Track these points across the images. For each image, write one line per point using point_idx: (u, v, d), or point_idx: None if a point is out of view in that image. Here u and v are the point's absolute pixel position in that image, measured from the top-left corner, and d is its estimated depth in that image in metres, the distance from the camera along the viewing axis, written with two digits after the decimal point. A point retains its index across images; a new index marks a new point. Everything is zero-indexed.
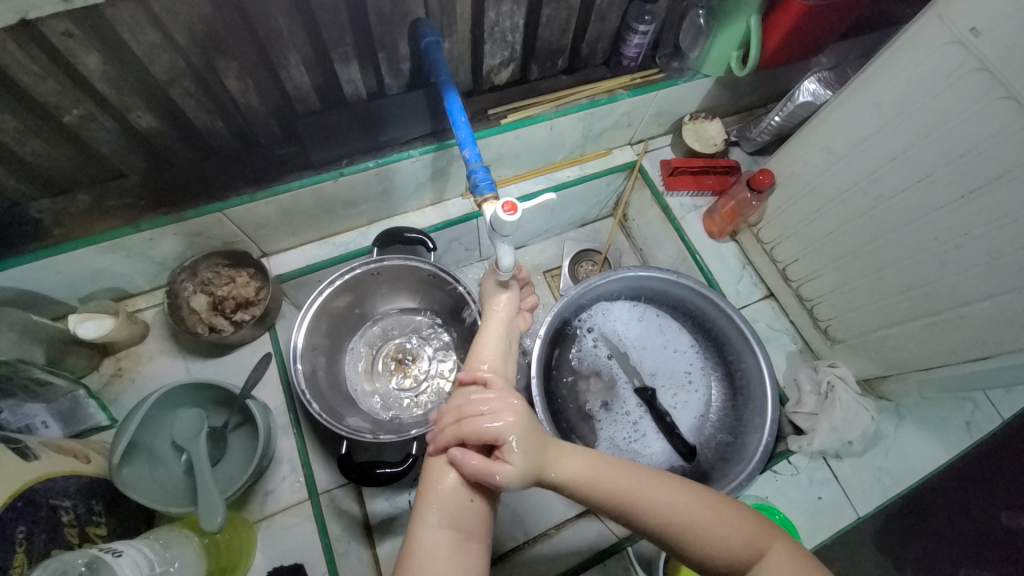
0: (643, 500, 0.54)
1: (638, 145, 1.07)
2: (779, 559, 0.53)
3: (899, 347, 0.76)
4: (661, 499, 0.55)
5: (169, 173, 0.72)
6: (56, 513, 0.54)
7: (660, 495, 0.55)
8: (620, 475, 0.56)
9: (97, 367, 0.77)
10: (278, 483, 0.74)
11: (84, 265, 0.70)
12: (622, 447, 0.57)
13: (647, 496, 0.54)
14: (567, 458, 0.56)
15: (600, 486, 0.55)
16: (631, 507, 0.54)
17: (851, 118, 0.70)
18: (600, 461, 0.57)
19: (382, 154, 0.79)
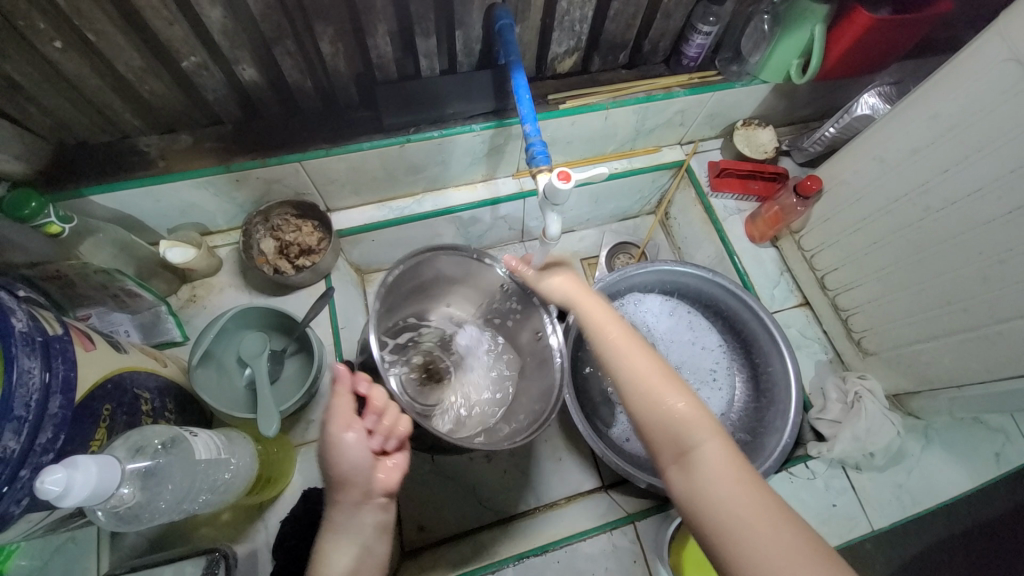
0: (630, 364, 0.61)
1: (688, 146, 1.09)
2: (719, 459, 0.54)
3: (934, 362, 0.76)
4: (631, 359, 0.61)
5: (258, 124, 0.81)
6: (137, 401, 0.61)
7: (642, 365, 0.61)
8: (666, 382, 0.59)
9: (175, 291, 0.87)
10: (318, 414, 0.81)
11: (179, 198, 0.80)
12: (699, 427, 0.56)
13: (627, 354, 0.62)
14: (594, 299, 0.69)
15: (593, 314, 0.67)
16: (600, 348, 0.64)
17: (906, 129, 0.71)
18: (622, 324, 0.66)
19: (445, 126, 0.85)
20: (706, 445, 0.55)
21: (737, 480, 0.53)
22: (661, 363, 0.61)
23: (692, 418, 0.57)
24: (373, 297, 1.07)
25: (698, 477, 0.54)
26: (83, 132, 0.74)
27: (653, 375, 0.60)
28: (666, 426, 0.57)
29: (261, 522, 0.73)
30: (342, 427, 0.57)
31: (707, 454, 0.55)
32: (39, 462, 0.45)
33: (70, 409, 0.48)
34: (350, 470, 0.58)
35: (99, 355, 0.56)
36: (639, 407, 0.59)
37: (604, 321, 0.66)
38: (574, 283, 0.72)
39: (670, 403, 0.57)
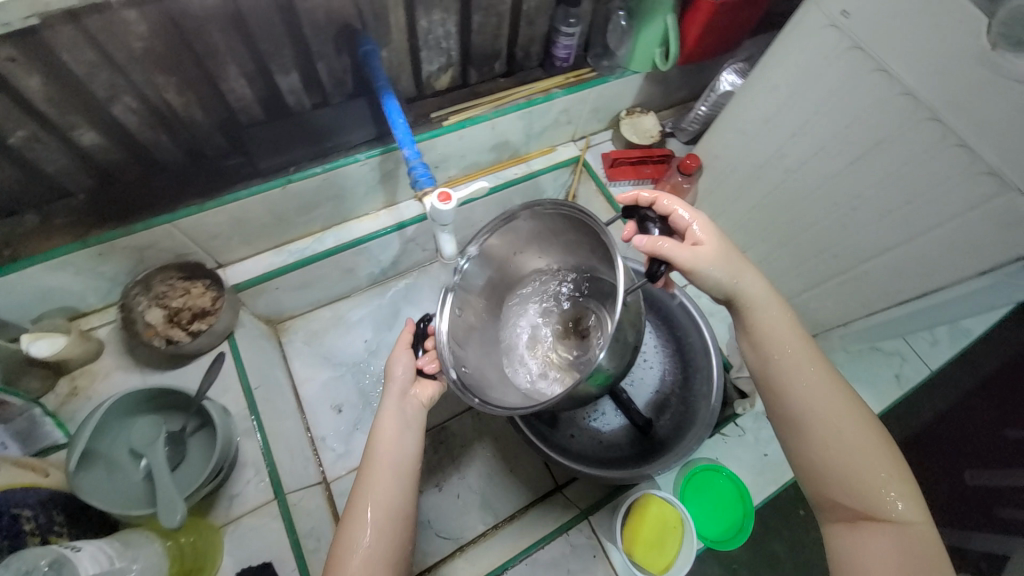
0: (830, 415, 0.58)
1: (581, 141, 1.13)
2: (920, 532, 0.52)
3: (821, 306, 0.83)
4: (837, 404, 0.58)
5: (117, 189, 0.74)
6: (16, 521, 0.54)
7: (830, 410, 0.58)
8: (873, 435, 0.57)
9: (52, 387, 0.77)
10: (242, 486, 0.75)
11: (34, 285, 0.71)
12: (896, 500, 0.53)
13: (820, 401, 0.58)
14: (773, 309, 0.64)
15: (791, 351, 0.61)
16: (783, 403, 0.60)
17: (756, 102, 0.78)
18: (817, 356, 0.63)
19: (328, 160, 0.81)
20: (904, 515, 0.53)
21: (919, 532, 0.52)
22: (858, 410, 0.58)
23: (895, 487, 0.54)
24: (291, 346, 1.01)
25: (876, 537, 0.52)
26: None
27: (848, 416, 0.57)
28: (856, 486, 0.55)
29: None
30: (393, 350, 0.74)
31: (912, 528, 0.52)
32: None
33: None
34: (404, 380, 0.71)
35: None
36: (804, 452, 0.58)
37: (799, 359, 0.61)
38: (721, 258, 0.64)
39: (843, 462, 0.56)
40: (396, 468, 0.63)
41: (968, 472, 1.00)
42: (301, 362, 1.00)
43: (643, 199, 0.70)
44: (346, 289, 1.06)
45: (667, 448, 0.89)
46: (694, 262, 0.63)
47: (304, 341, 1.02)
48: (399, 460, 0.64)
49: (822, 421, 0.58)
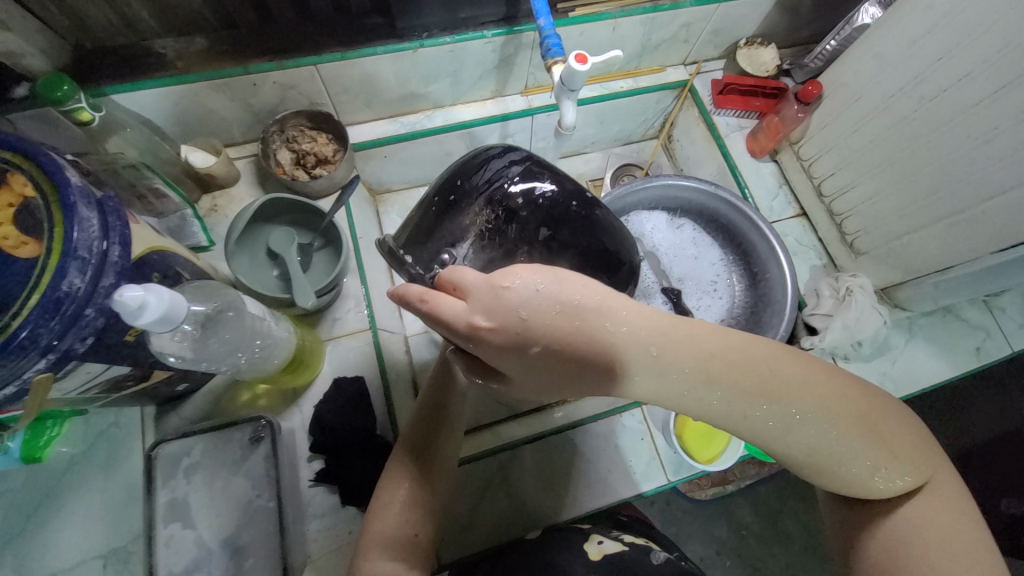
0: (834, 444, 0.48)
1: (691, 66, 1.11)
2: (945, 505, 0.52)
3: (920, 252, 0.81)
4: (829, 422, 0.48)
5: (272, 29, 0.81)
6: (180, 279, 0.64)
7: (757, 408, 0.47)
8: (827, 396, 0.48)
9: (196, 201, 0.89)
10: (344, 313, 0.85)
11: (197, 102, 0.81)
12: (924, 471, 0.51)
13: (830, 430, 0.48)
14: (592, 293, 0.46)
15: (701, 335, 0.48)
16: (777, 441, 0.49)
17: (905, 24, 0.74)
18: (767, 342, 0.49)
19: (458, 32, 0.85)
20: (921, 509, 0.52)
21: (954, 509, 0.52)
22: (805, 375, 0.48)
23: (915, 476, 0.51)
24: (386, 217, 1.10)
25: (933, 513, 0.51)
26: (102, 33, 0.74)
27: (809, 384, 0.48)
28: (859, 481, 0.50)
29: (295, 406, 0.78)
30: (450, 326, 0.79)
31: (934, 498, 0.52)
32: (103, 303, 0.49)
33: (129, 261, 0.51)
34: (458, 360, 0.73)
35: (141, 231, 0.59)
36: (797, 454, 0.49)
37: (724, 409, 0.48)
38: (559, 291, 0.46)
39: (868, 462, 0.49)
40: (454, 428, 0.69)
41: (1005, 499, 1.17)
42: (393, 232, 1.09)
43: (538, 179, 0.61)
44: (441, 175, 1.12)
45: None
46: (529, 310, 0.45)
47: (399, 215, 1.11)
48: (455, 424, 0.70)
49: (844, 450, 0.48)
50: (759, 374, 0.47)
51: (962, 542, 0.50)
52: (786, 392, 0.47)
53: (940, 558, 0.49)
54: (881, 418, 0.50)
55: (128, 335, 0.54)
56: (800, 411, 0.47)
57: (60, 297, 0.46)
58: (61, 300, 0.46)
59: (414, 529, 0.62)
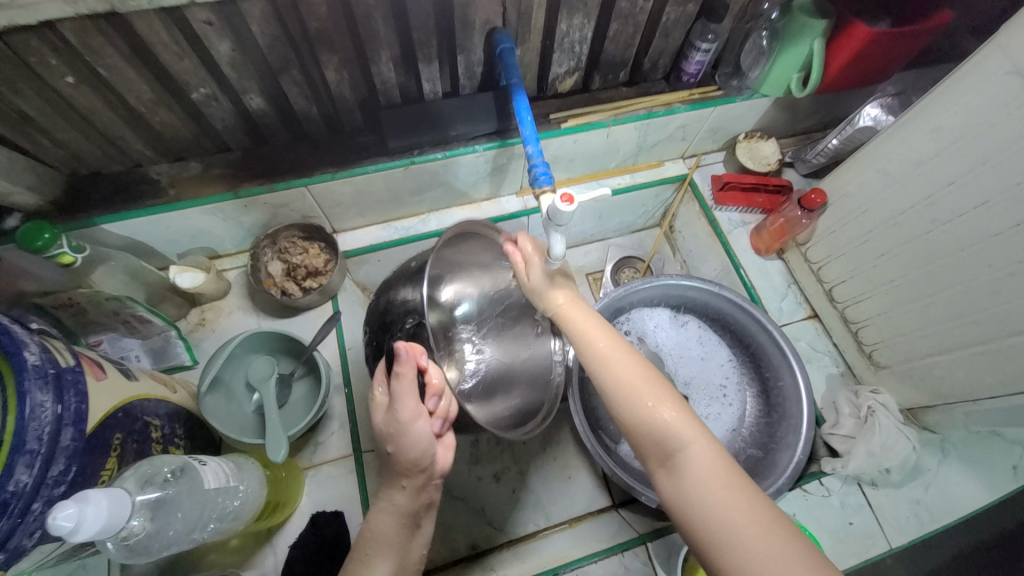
0: (625, 380, 0.61)
1: (691, 159, 1.09)
2: (709, 461, 0.56)
3: (947, 376, 0.75)
4: (658, 401, 0.59)
5: (265, 150, 0.82)
6: (148, 428, 0.62)
7: (625, 370, 0.62)
8: (633, 371, 0.62)
9: (185, 315, 0.89)
10: (327, 437, 0.81)
11: (188, 224, 0.81)
12: (685, 432, 0.57)
13: (629, 382, 0.61)
14: (573, 307, 0.69)
15: (574, 322, 0.68)
16: (606, 393, 0.63)
17: (909, 143, 0.71)
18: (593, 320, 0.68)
19: (449, 148, 0.86)
20: (694, 450, 0.57)
21: (717, 466, 0.55)
22: (644, 368, 0.63)
23: (681, 425, 0.58)
24: None
25: (689, 480, 0.55)
26: (97, 163, 0.76)
27: (631, 379, 0.61)
28: (669, 447, 0.57)
29: (269, 547, 0.73)
30: (418, 422, 0.56)
31: (692, 460, 0.56)
32: (51, 494, 0.46)
33: (82, 441, 0.49)
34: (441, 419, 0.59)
35: (109, 384, 0.57)
36: (628, 423, 0.60)
37: (594, 361, 0.64)
38: (552, 277, 0.71)
39: (658, 414, 0.58)
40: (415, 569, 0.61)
41: None
42: None
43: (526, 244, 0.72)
44: None
45: None
46: (540, 297, 0.71)
47: None
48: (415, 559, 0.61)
49: (635, 405, 0.60)
50: (625, 358, 0.63)
51: (738, 501, 0.53)
52: (637, 389, 0.60)
53: (711, 511, 0.53)
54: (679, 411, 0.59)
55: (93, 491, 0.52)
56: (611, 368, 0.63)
57: (5, 499, 0.43)
58: (7, 502, 0.43)
59: None
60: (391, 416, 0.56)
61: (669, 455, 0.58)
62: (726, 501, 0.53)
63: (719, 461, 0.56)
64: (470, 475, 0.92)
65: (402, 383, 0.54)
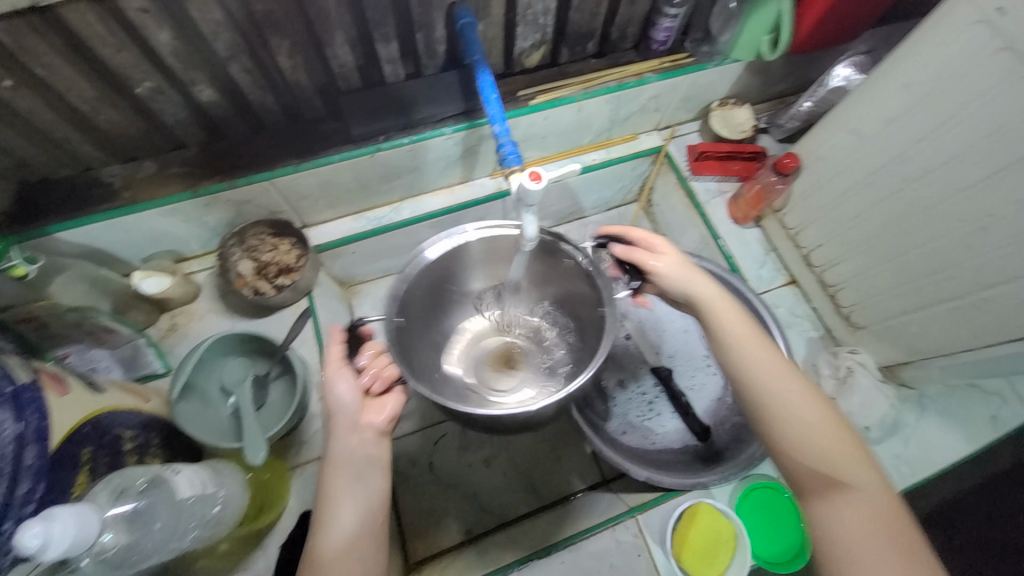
0: (790, 396, 0.57)
1: (665, 131, 1.08)
2: (869, 496, 0.53)
3: (922, 332, 0.76)
4: (818, 420, 0.56)
5: (223, 145, 0.79)
6: (119, 440, 0.60)
7: (786, 385, 0.57)
8: (808, 388, 0.57)
9: (156, 321, 0.86)
10: (311, 434, 0.80)
11: (149, 226, 0.78)
12: (847, 464, 0.54)
13: (802, 404, 0.56)
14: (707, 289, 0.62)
15: (717, 313, 0.61)
16: (762, 411, 0.57)
17: (880, 101, 0.71)
18: (735, 312, 0.62)
19: (415, 131, 0.83)
20: (856, 483, 0.53)
21: (882, 490, 0.53)
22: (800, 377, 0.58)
23: (845, 455, 0.55)
24: (359, 310, 1.06)
25: (844, 509, 0.52)
26: (42, 168, 0.72)
27: (782, 390, 0.57)
28: (836, 474, 0.54)
29: (259, 550, 0.72)
30: (335, 372, 0.61)
31: (856, 491, 0.53)
32: (20, 514, 0.44)
33: (47, 458, 0.47)
34: (369, 408, 0.61)
35: (74, 398, 0.55)
36: (780, 441, 0.56)
37: (743, 367, 0.59)
38: (682, 262, 0.65)
39: (812, 437, 0.55)
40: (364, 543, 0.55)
41: None
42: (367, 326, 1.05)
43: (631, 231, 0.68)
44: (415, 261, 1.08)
45: (725, 458, 0.85)
46: (671, 280, 0.64)
47: (372, 308, 1.07)
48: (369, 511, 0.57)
49: (801, 424, 0.56)
50: (781, 362, 0.59)
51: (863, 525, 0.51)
52: (789, 408, 0.56)
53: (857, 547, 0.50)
54: (840, 434, 0.56)
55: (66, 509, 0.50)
56: (759, 373, 0.58)
57: None
58: None
59: None
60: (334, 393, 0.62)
61: (831, 480, 0.54)
62: (861, 537, 0.51)
63: (885, 491, 0.53)
64: (461, 463, 0.92)
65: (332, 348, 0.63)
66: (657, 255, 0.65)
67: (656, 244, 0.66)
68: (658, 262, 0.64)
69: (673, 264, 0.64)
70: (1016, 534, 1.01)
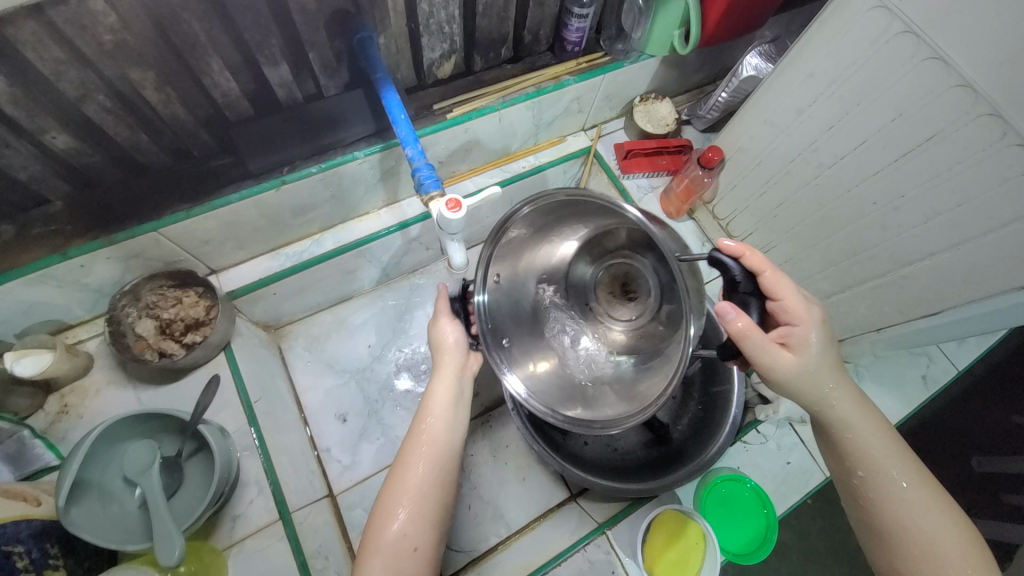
0: (913, 514, 0.55)
1: (592, 130, 1.06)
2: (959, 541, 0.53)
3: (853, 310, 0.79)
4: (898, 469, 0.56)
5: (97, 195, 0.68)
6: (8, 559, 0.53)
7: (868, 432, 0.57)
8: (882, 433, 0.57)
9: (41, 406, 0.74)
10: (245, 507, 0.71)
11: (13, 300, 0.66)
12: (940, 512, 0.55)
13: (926, 523, 0.54)
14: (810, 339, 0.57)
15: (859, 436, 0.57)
16: (888, 535, 0.56)
17: (789, 91, 0.72)
18: (873, 422, 0.58)
19: (325, 159, 0.77)
20: (940, 534, 0.54)
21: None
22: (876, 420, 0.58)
23: (930, 505, 0.55)
24: (291, 353, 0.96)
25: (939, 561, 0.53)
26: None
27: (874, 438, 0.57)
28: (922, 525, 0.54)
29: None
30: (446, 321, 0.73)
31: (947, 540, 0.53)
32: None
33: None
34: (455, 359, 0.70)
35: None
36: (872, 493, 0.56)
37: (837, 418, 0.57)
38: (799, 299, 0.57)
39: (901, 483, 0.55)
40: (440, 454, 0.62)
41: (976, 459, 1.06)
42: (302, 367, 0.96)
43: (748, 255, 0.58)
44: (348, 291, 1.00)
45: (687, 455, 0.85)
46: (797, 335, 0.57)
47: (306, 347, 0.97)
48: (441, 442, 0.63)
49: (923, 551, 0.53)
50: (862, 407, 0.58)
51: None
52: (871, 452, 0.56)
53: None
54: (921, 480, 0.56)
55: None
56: (843, 418, 0.57)
57: None
58: None
59: (414, 542, 0.57)
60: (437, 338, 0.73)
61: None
62: None
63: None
64: None
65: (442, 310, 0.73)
66: (778, 294, 0.57)
67: (772, 280, 0.57)
68: (738, 324, 0.54)
69: (814, 364, 0.57)
70: (962, 467, 1.05)
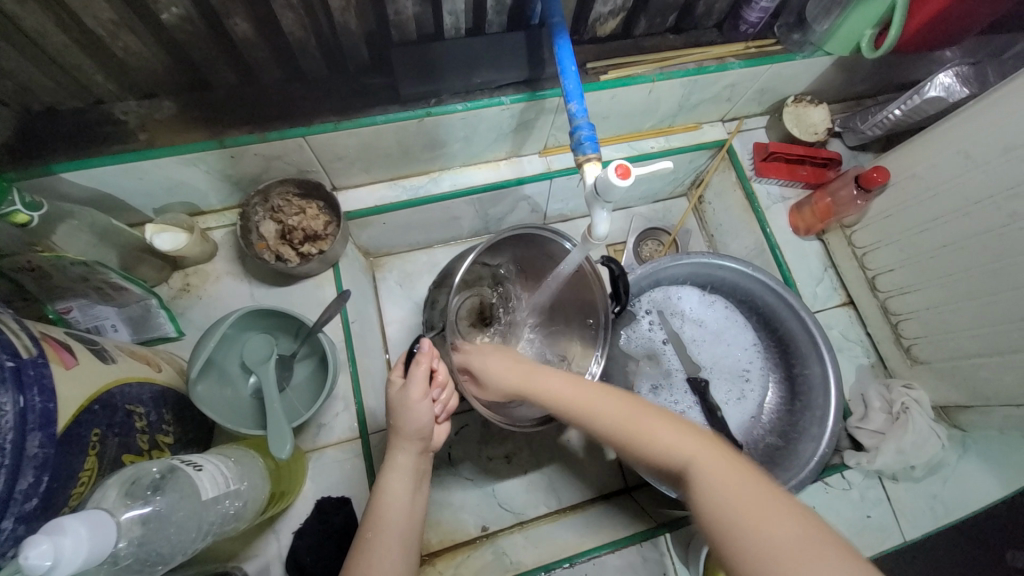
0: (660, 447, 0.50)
1: (731, 123, 0.99)
2: (709, 464, 0.47)
3: (993, 378, 0.72)
4: (629, 421, 0.53)
5: (254, 90, 0.69)
6: (131, 418, 0.54)
7: (608, 408, 0.55)
8: (618, 404, 0.55)
9: (167, 279, 0.79)
10: (332, 418, 0.75)
11: (164, 175, 0.69)
12: (680, 441, 0.49)
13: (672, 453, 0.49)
14: (539, 376, 0.61)
15: (570, 397, 0.58)
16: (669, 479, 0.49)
17: (1002, 123, 0.63)
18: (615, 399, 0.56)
19: (471, 98, 0.74)
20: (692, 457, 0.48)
21: (761, 492, 0.43)
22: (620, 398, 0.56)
23: (673, 440, 0.50)
24: (383, 284, 0.98)
25: (699, 486, 0.46)
26: (48, 97, 0.62)
27: (627, 414, 0.54)
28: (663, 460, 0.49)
29: (272, 533, 0.68)
30: (418, 397, 0.60)
31: (695, 466, 0.47)
32: (22, 510, 0.39)
33: (53, 446, 0.41)
34: (417, 430, 0.60)
35: (83, 372, 0.48)
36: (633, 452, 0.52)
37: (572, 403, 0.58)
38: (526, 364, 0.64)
39: (657, 440, 0.51)
40: (405, 541, 0.57)
41: None
42: (390, 301, 0.97)
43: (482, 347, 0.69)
44: (445, 236, 1.00)
45: None
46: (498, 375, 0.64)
47: (397, 282, 0.98)
48: (407, 526, 0.58)
49: (706, 496, 0.45)
50: (621, 402, 0.56)
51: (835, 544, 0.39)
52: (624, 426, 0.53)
53: (740, 508, 0.42)
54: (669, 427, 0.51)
55: (74, 494, 0.44)
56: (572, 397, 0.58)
57: None
58: None
59: None
60: (401, 399, 0.60)
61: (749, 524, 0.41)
62: (736, 504, 0.43)
63: (788, 510, 0.41)
64: (481, 457, 0.88)
65: (414, 385, 0.60)
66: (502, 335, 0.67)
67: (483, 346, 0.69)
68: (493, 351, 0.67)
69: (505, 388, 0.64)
70: None
